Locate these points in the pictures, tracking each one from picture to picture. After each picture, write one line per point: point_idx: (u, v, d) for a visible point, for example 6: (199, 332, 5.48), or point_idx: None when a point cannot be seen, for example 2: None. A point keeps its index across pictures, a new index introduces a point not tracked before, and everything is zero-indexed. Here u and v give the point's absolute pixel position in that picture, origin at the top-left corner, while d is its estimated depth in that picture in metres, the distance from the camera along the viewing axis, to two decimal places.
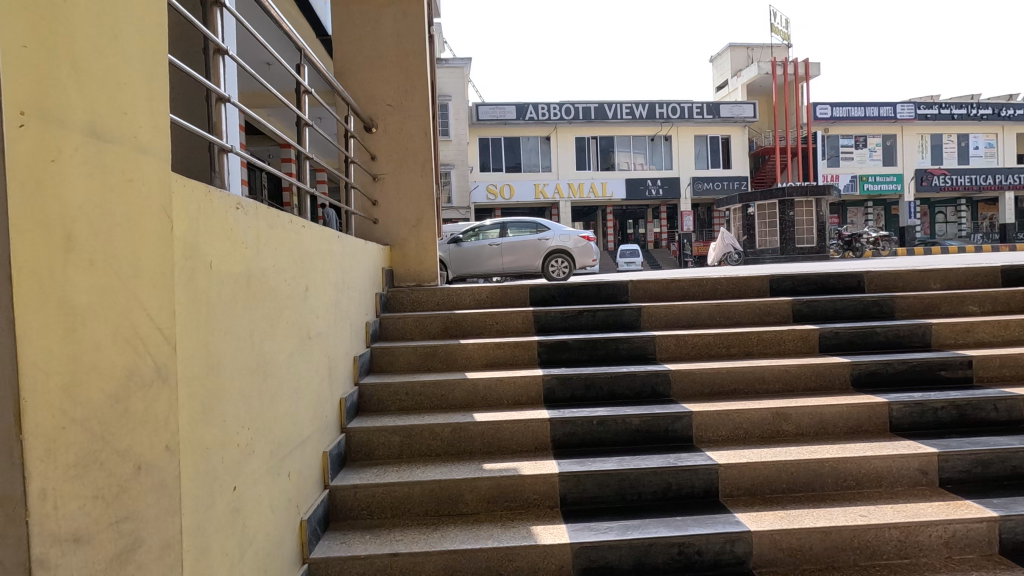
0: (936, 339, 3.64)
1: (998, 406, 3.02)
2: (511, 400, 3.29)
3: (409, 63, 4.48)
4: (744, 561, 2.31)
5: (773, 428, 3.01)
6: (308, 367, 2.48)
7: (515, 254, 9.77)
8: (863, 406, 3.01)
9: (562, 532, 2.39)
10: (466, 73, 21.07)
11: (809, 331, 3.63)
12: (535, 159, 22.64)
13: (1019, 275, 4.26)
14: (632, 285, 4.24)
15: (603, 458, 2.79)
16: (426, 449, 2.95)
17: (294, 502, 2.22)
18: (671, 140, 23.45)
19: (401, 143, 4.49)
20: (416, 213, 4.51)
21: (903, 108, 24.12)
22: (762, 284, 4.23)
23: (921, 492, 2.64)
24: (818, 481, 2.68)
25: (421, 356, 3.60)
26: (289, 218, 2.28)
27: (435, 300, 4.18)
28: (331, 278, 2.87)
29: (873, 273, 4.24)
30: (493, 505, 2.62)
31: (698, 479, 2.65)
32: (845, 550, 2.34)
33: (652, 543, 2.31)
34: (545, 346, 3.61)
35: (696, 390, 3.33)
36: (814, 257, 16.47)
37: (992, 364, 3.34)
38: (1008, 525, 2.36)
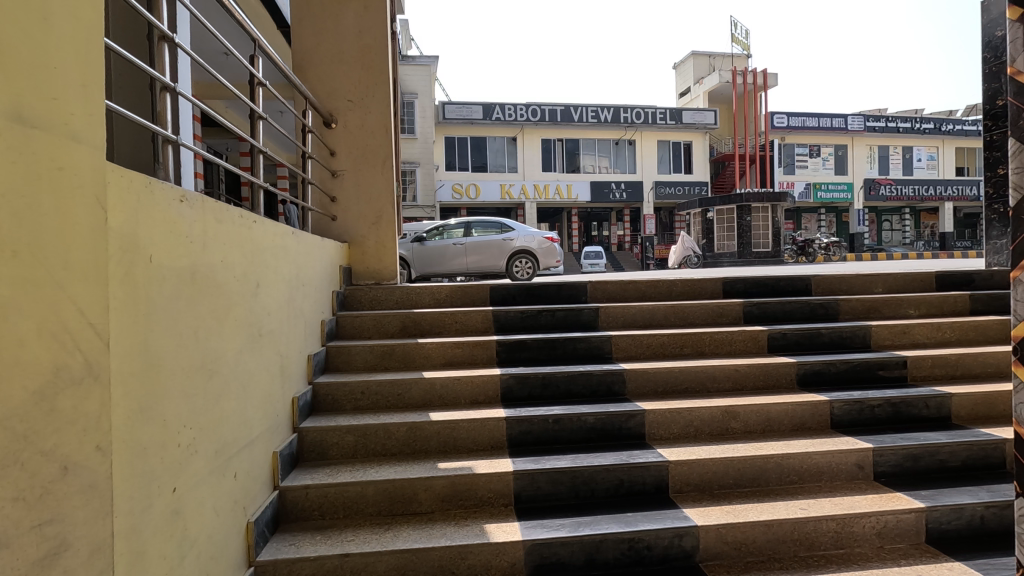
0: (876, 340, 3.82)
1: (929, 403, 3.20)
2: (468, 399, 3.29)
3: (370, 58, 4.42)
4: (691, 554, 2.38)
5: (722, 426, 3.10)
6: (259, 366, 2.42)
7: (480, 254, 9.76)
8: (806, 405, 3.14)
9: (514, 529, 2.41)
10: (433, 71, 20.93)
11: (759, 332, 3.76)
12: (500, 159, 22.65)
13: (951, 280, 4.52)
14: (591, 286, 4.31)
15: (558, 456, 2.82)
16: (382, 449, 2.92)
17: (240, 504, 2.16)
18: (635, 144, 23.87)
19: (362, 140, 4.43)
20: (376, 210, 4.46)
21: (853, 120, 25.22)
22: (715, 287, 4.37)
23: (857, 485, 2.77)
24: (763, 477, 2.79)
25: (378, 356, 3.56)
26: (239, 213, 2.22)
27: (394, 299, 4.15)
28: (285, 275, 2.81)
29: (819, 277, 4.43)
30: (447, 504, 2.62)
31: (650, 475, 2.71)
32: (786, 542, 2.44)
33: (603, 539, 2.35)
34: (503, 345, 3.62)
35: (650, 389, 3.40)
36: (769, 261, 16.99)
37: (925, 364, 3.54)
38: (934, 516, 2.51)
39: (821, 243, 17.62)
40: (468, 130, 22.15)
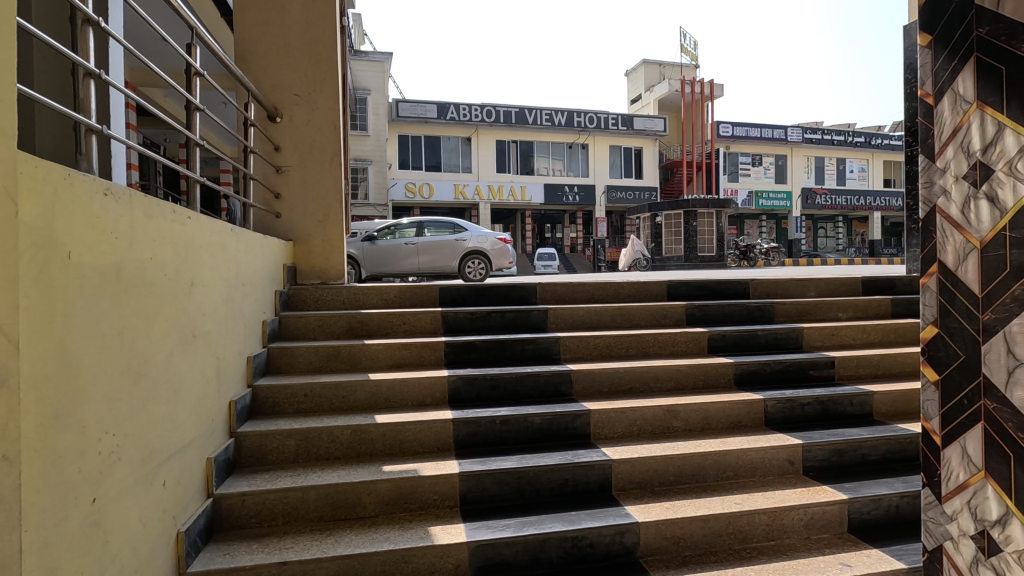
0: (808, 342, 4.04)
1: (854, 401, 3.41)
2: (415, 401, 3.26)
3: (318, 51, 4.30)
4: (632, 550, 2.44)
5: (664, 425, 3.20)
6: (192, 368, 2.31)
7: (432, 255, 9.69)
8: (742, 403, 3.28)
9: (459, 531, 2.40)
10: (386, 68, 20.62)
11: (700, 334, 3.90)
12: (455, 160, 22.53)
13: (875, 285, 4.83)
14: (541, 288, 4.36)
15: (504, 457, 2.84)
16: (325, 453, 2.85)
17: (169, 514, 2.06)
18: (588, 148, 24.28)
19: (309, 136, 4.32)
20: (323, 208, 4.35)
21: (792, 132, 26.53)
22: (660, 290, 4.51)
23: (788, 479, 2.92)
24: (701, 473, 2.89)
25: (322, 357, 3.47)
26: (171, 208, 2.12)
27: (340, 299, 4.07)
28: (222, 274, 2.70)
29: (756, 281, 4.64)
30: (392, 507, 2.59)
31: (594, 474, 2.77)
32: (721, 536, 2.54)
33: (547, 538, 2.37)
34: (452, 346, 3.61)
35: (596, 389, 3.47)
36: (714, 265, 17.63)
37: (851, 364, 3.77)
38: (856, 507, 2.67)
39: (761, 249, 18.44)
40: (422, 129, 21.93)
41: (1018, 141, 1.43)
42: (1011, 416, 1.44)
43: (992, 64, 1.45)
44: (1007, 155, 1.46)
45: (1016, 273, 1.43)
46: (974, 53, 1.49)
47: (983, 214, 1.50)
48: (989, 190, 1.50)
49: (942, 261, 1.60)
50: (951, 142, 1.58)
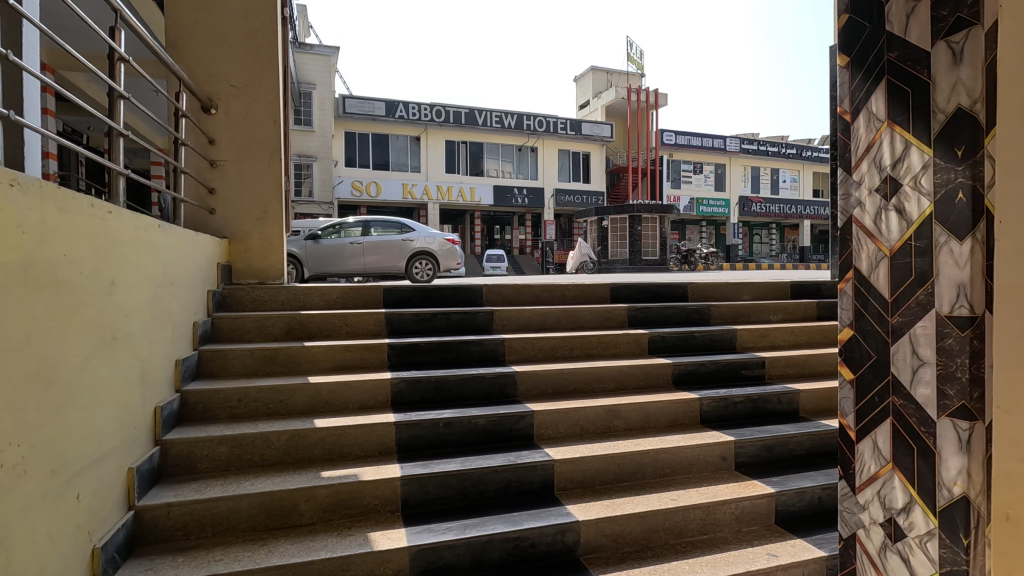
0: (741, 343, 4.24)
1: (782, 398, 3.60)
2: (357, 405, 3.18)
3: (257, 41, 4.14)
4: (573, 549, 2.48)
5: (606, 425, 3.27)
6: (113, 373, 2.17)
7: (379, 255, 9.50)
8: (680, 402, 3.40)
9: (400, 535, 2.37)
10: (332, 63, 20.10)
11: (641, 335, 4.02)
12: (403, 159, 22.20)
13: (802, 289, 5.12)
14: (486, 289, 4.37)
15: (447, 460, 2.82)
16: (259, 460, 2.74)
17: (84, 529, 1.93)
18: (537, 151, 24.52)
19: (246, 129, 4.15)
20: (262, 204, 4.18)
21: (731, 142, 27.78)
22: (604, 292, 4.60)
23: (721, 475, 3.05)
24: (641, 471, 2.97)
25: (259, 360, 3.34)
26: (89, 202, 1.99)
27: (279, 300, 3.93)
28: (149, 273, 2.55)
29: (694, 284, 4.82)
30: (330, 514, 2.52)
31: (536, 474, 2.79)
32: (658, 531, 2.62)
33: (489, 540, 2.37)
34: (396, 348, 3.55)
35: (540, 390, 3.50)
36: (657, 269, 18.19)
37: (780, 364, 3.98)
38: (782, 499, 2.82)
39: (702, 253, 19.19)
40: (369, 127, 21.49)
41: (922, 158, 1.53)
42: (914, 411, 1.56)
43: (900, 86, 1.57)
44: (913, 170, 1.56)
45: (920, 279, 1.54)
46: (885, 76, 1.61)
47: (892, 224, 1.63)
48: (897, 202, 1.61)
49: (857, 269, 1.74)
50: (865, 157, 1.71)
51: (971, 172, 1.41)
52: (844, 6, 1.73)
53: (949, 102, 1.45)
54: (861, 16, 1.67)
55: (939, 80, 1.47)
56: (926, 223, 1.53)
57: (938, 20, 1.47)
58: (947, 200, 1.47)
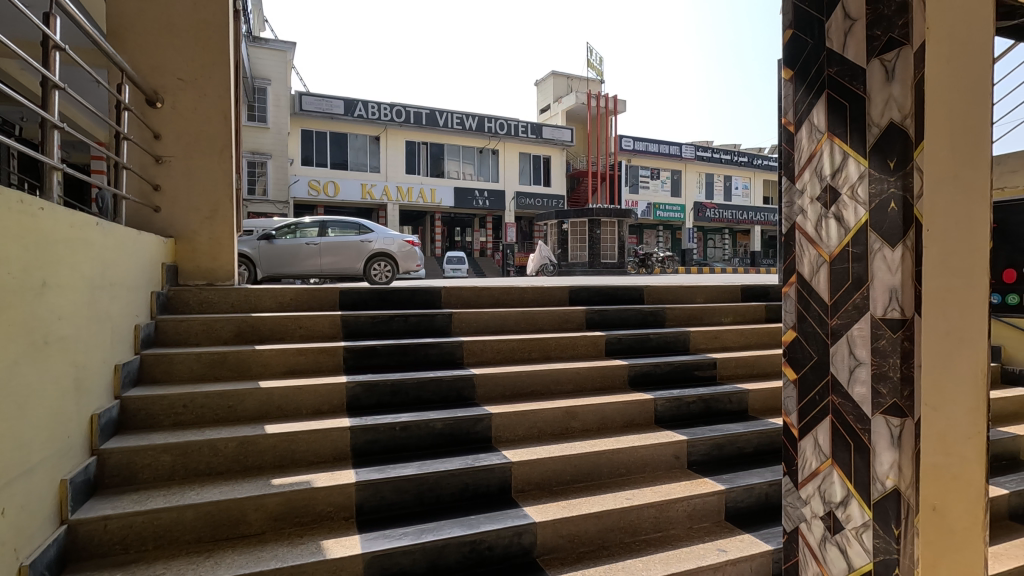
0: (694, 345, 4.36)
1: (732, 398, 3.72)
2: (310, 409, 3.10)
3: (207, 34, 4.00)
4: (530, 550, 2.49)
5: (563, 426, 3.30)
6: (44, 379, 2.05)
7: (336, 255, 9.30)
8: (635, 403, 3.46)
9: (354, 542, 2.32)
10: (288, 58, 19.61)
11: (598, 337, 4.08)
12: (362, 159, 21.83)
13: (752, 292, 5.32)
14: (445, 292, 4.34)
15: (404, 464, 2.78)
16: (206, 468, 2.64)
17: (10, 545, 1.81)
18: (498, 154, 24.58)
19: (195, 124, 3.99)
20: (211, 203, 4.03)
21: (686, 149, 28.56)
22: (562, 294, 4.66)
23: (674, 473, 3.12)
24: (597, 471, 3.01)
25: (206, 365, 3.21)
26: (18, 197, 1.87)
27: (229, 302, 3.80)
28: (86, 274, 2.43)
29: (650, 287, 4.94)
30: (281, 523, 2.44)
31: (493, 477, 2.79)
32: (613, 530, 2.66)
33: (445, 544, 2.35)
34: (351, 352, 3.48)
35: (498, 393, 3.51)
36: (615, 272, 18.50)
37: (731, 364, 4.11)
38: (732, 496, 2.91)
39: (658, 257, 19.66)
40: (327, 125, 21.04)
41: (858, 169, 1.62)
42: (851, 409, 1.65)
43: (839, 100, 1.65)
44: (850, 180, 1.64)
45: (857, 283, 1.62)
46: (826, 90, 1.69)
47: (832, 231, 1.71)
48: (837, 210, 1.69)
49: (799, 273, 1.81)
50: (807, 167, 1.79)
51: (902, 183, 1.50)
52: (786, 21, 1.80)
53: (882, 116, 1.55)
54: (803, 31, 1.76)
55: (874, 95, 1.56)
56: (862, 230, 1.61)
57: (873, 40, 1.56)
58: (882, 209, 1.55)
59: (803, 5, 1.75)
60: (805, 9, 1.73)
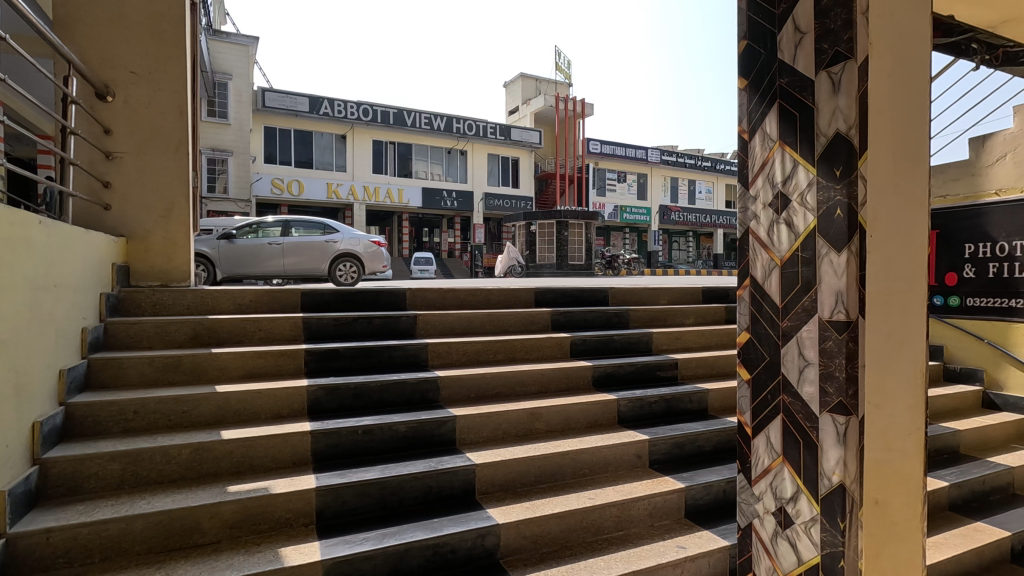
0: (656, 346, 4.44)
1: (693, 398, 3.81)
2: (270, 414, 3.03)
3: (162, 27, 3.87)
4: (493, 552, 2.49)
5: (527, 427, 3.32)
6: None
7: (300, 256, 9.11)
8: (599, 403, 3.51)
9: (313, 549, 2.28)
10: (251, 53, 19.13)
11: (563, 339, 4.12)
12: (328, 157, 21.44)
13: (713, 294, 5.45)
14: (411, 293, 4.31)
15: (366, 468, 2.75)
16: (157, 476, 2.55)
17: None
18: (467, 155, 24.52)
19: (149, 119, 3.85)
20: (166, 201, 3.90)
21: (652, 152, 29.05)
22: (528, 296, 4.68)
23: (636, 472, 3.18)
24: (560, 472, 3.04)
25: (159, 369, 3.10)
26: None
27: (184, 304, 3.68)
28: (28, 275, 2.32)
29: (614, 289, 5.01)
30: (237, 531, 2.38)
31: (457, 479, 2.78)
32: (576, 530, 2.69)
33: (407, 548, 2.33)
34: (313, 354, 3.42)
35: (462, 395, 3.50)
36: (583, 274, 18.67)
37: (692, 365, 4.21)
38: (691, 494, 2.98)
39: (624, 259, 19.93)
40: (291, 122, 20.60)
41: (807, 177, 1.68)
42: (800, 408, 1.71)
43: (790, 110, 1.71)
44: (800, 187, 1.70)
45: (805, 286, 1.68)
46: (778, 100, 1.76)
47: (783, 236, 1.77)
48: (787, 216, 1.75)
49: (753, 277, 1.88)
50: (760, 174, 1.84)
51: (848, 191, 1.56)
52: (742, 32, 1.87)
53: (829, 126, 1.61)
54: (757, 43, 1.82)
55: (821, 106, 1.62)
56: (811, 236, 1.67)
57: (822, 52, 1.62)
58: (828, 216, 1.61)
59: (758, 17, 1.81)
60: (759, 21, 1.80)
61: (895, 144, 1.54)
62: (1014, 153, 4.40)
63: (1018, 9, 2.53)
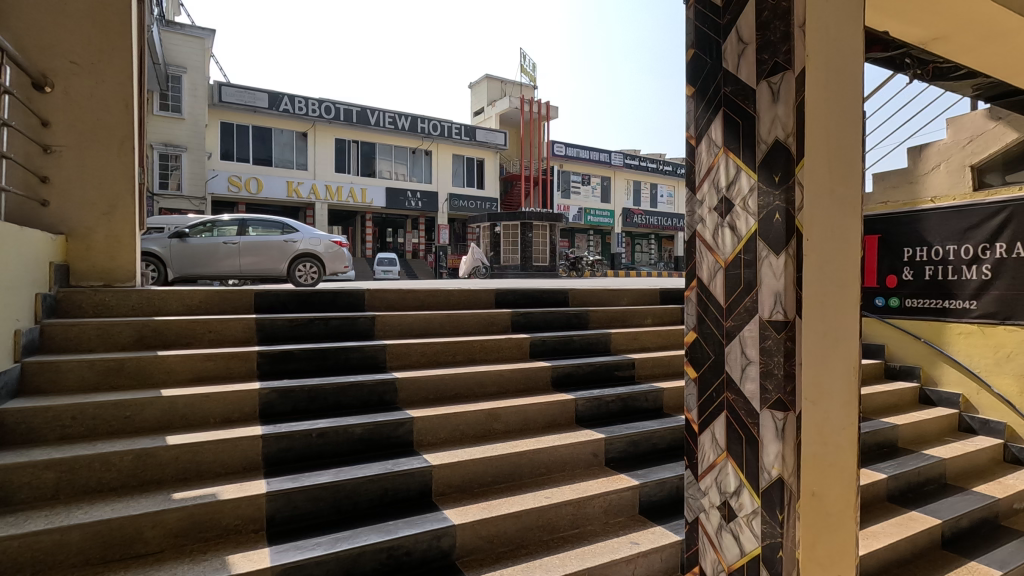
0: (615, 346, 4.52)
1: (649, 397, 3.89)
2: (219, 418, 2.95)
3: (106, 16, 3.72)
4: (449, 553, 2.49)
5: (485, 428, 3.32)
6: None
7: (257, 256, 8.88)
8: (557, 403, 3.54)
9: (262, 556, 2.22)
10: (207, 46, 18.57)
11: (523, 340, 4.14)
12: (288, 155, 20.94)
13: (670, 295, 5.59)
14: (369, 294, 4.27)
15: (320, 472, 2.70)
16: (97, 485, 2.44)
17: None
18: (431, 155, 24.36)
19: (91, 112, 3.69)
20: (109, 198, 3.75)
21: (615, 156, 29.52)
22: (488, 297, 4.70)
23: (592, 470, 3.22)
24: (517, 472, 3.05)
25: (100, 372, 2.97)
26: None
27: (129, 304, 3.54)
28: None
29: (574, 291, 5.07)
30: (182, 540, 2.30)
31: (413, 481, 2.77)
32: (532, 529, 2.71)
33: (361, 552, 2.31)
34: (266, 357, 3.33)
35: (421, 397, 3.48)
36: (546, 275, 18.79)
37: (649, 364, 4.30)
38: (645, 490, 3.04)
39: (588, 261, 20.16)
40: (250, 118, 20.03)
41: (749, 182, 1.74)
42: (742, 405, 1.77)
43: (734, 117, 1.78)
44: (743, 192, 1.76)
45: (747, 288, 1.75)
46: (722, 108, 1.82)
47: (726, 239, 1.83)
48: (731, 220, 1.81)
49: (700, 278, 1.95)
50: (707, 179, 1.90)
51: (785, 196, 1.61)
52: (689, 41, 1.94)
53: (770, 134, 1.66)
54: (704, 52, 1.89)
55: (762, 114, 1.68)
56: (752, 239, 1.73)
57: (762, 63, 1.67)
58: (768, 220, 1.67)
59: (704, 27, 1.87)
60: (706, 31, 1.86)
61: (827, 157, 1.62)
62: (948, 163, 4.69)
63: (946, 27, 2.68)
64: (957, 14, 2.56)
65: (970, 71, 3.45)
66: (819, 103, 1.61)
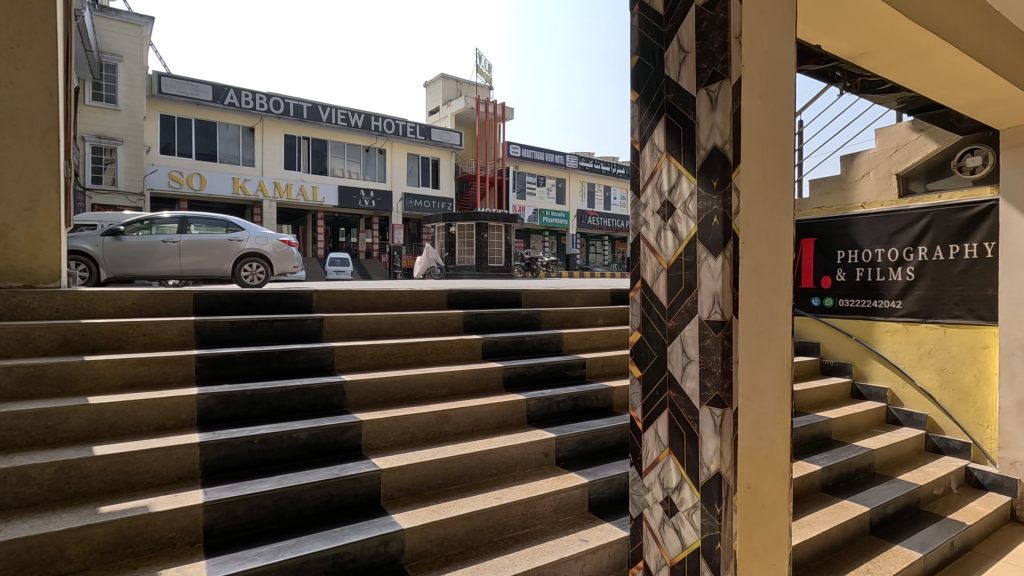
0: (566, 346, 4.57)
1: (599, 396, 3.96)
2: (153, 426, 2.80)
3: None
4: (397, 558, 2.45)
5: (436, 430, 3.29)
6: None
7: (199, 255, 8.50)
8: (508, 404, 3.55)
9: (198, 569, 2.13)
10: (145, 34, 17.70)
11: (475, 341, 4.14)
12: (234, 150, 20.15)
13: (621, 296, 5.70)
14: (317, 295, 4.16)
15: (261, 479, 2.61)
16: (14, 500, 2.28)
17: None
18: (385, 154, 23.98)
19: (8, 100, 3.44)
20: (30, 193, 3.51)
21: (569, 159, 29.94)
22: (441, 298, 4.66)
23: (543, 469, 3.25)
24: (468, 473, 3.04)
25: (18, 380, 2.77)
26: None
27: (53, 306, 3.32)
28: None
29: (526, 291, 5.10)
30: (109, 556, 2.17)
31: (361, 486, 2.71)
32: (481, 530, 2.70)
33: (304, 560, 2.24)
34: (205, 361, 3.20)
35: (370, 399, 3.41)
36: (502, 276, 18.82)
37: (599, 364, 4.37)
38: (594, 488, 3.09)
39: (543, 261, 20.29)
40: (192, 111, 19.17)
41: (689, 186, 1.79)
42: (683, 403, 1.81)
43: (676, 124, 1.82)
44: (683, 196, 1.81)
45: (687, 289, 1.80)
46: (665, 114, 1.87)
47: (669, 241, 1.88)
48: (672, 222, 1.86)
49: (643, 279, 1.99)
50: (650, 183, 1.95)
51: (723, 201, 1.66)
52: (634, 47, 1.97)
53: (708, 140, 1.71)
54: (647, 58, 1.93)
55: (701, 121, 1.72)
56: (692, 242, 1.77)
57: (701, 71, 1.71)
58: (707, 224, 1.71)
59: (648, 35, 1.92)
60: (649, 38, 1.91)
61: (761, 165, 1.70)
62: (876, 170, 4.93)
63: (872, 42, 2.83)
64: (880, 31, 2.72)
65: (894, 85, 3.67)
66: (751, 112, 1.68)
